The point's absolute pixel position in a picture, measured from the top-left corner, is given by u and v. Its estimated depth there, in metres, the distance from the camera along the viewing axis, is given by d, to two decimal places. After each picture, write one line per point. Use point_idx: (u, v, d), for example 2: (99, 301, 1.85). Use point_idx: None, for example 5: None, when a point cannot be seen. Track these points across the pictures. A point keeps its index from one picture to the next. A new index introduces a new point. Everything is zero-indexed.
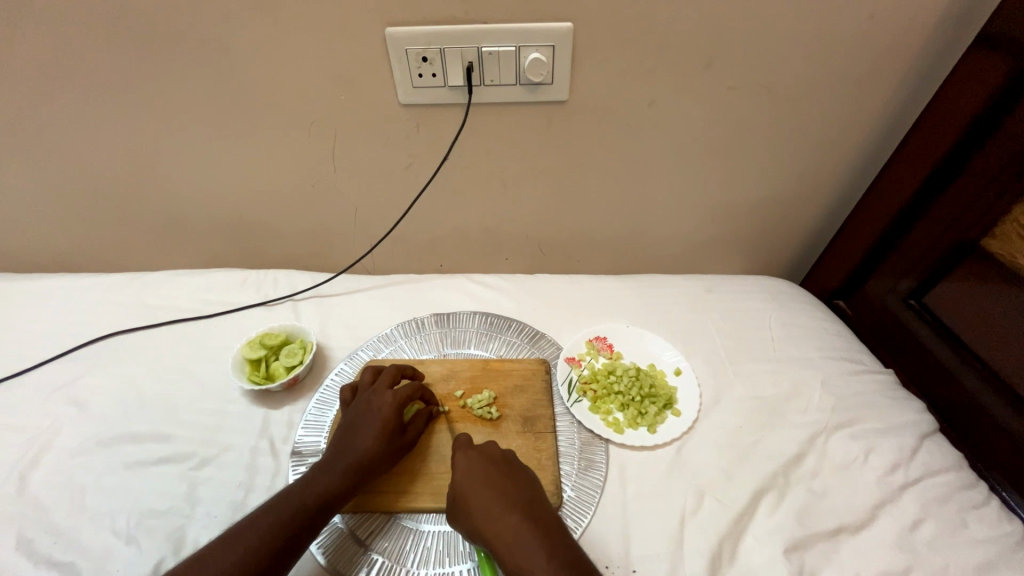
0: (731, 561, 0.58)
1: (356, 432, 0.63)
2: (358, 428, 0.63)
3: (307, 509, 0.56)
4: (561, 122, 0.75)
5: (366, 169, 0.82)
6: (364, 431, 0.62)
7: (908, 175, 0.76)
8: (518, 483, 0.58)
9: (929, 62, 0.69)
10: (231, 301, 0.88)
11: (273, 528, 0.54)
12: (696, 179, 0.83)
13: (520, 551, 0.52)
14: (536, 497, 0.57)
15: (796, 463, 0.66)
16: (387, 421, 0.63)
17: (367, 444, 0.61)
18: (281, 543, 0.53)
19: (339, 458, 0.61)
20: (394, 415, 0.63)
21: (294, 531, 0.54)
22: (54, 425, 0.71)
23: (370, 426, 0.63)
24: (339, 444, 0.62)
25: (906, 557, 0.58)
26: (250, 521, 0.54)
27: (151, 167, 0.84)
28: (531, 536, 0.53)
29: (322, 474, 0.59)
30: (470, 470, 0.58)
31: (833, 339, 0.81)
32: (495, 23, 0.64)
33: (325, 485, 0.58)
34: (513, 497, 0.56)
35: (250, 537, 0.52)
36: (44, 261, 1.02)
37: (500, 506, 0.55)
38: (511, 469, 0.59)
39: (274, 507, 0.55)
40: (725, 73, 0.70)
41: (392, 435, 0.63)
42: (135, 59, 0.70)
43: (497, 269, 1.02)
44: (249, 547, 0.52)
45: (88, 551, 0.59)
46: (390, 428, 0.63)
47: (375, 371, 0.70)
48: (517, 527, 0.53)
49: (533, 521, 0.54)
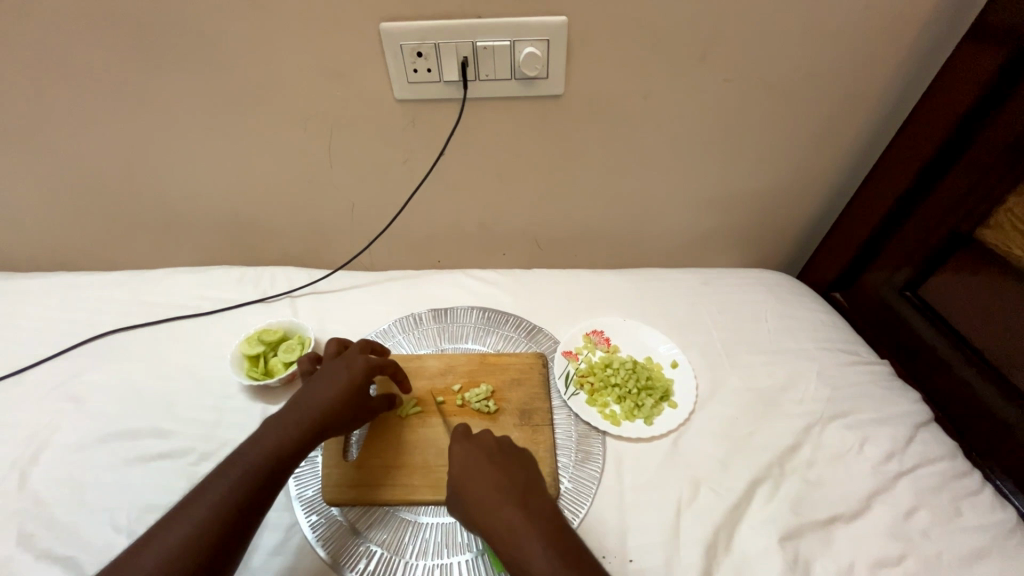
0: (727, 551, 0.58)
1: (315, 391, 0.61)
2: (318, 387, 0.61)
3: (257, 470, 0.54)
4: (557, 116, 0.76)
5: (362, 165, 0.82)
6: (324, 392, 0.61)
7: (902, 168, 0.76)
8: (515, 475, 0.57)
9: (924, 53, 0.69)
10: (230, 298, 0.89)
11: (223, 496, 0.51)
12: (691, 172, 0.84)
13: (518, 545, 0.51)
14: (534, 490, 0.57)
15: (792, 453, 0.66)
16: (351, 383, 0.62)
17: (325, 403, 0.60)
18: (232, 509, 0.51)
19: (294, 413, 0.59)
20: (360, 380, 0.63)
21: (245, 495, 0.52)
22: (53, 421, 0.72)
23: (332, 385, 0.61)
24: (295, 403, 0.60)
25: (900, 544, 0.58)
26: (200, 489, 0.52)
27: (147, 164, 0.84)
28: (529, 529, 0.52)
29: (273, 430, 0.57)
30: (466, 465, 0.58)
31: (830, 330, 0.81)
32: (489, 18, 0.64)
33: (275, 442, 0.56)
34: (509, 490, 0.55)
35: (199, 507, 0.51)
36: (42, 260, 1.02)
37: (496, 499, 0.55)
38: (509, 462, 0.59)
39: (225, 473, 0.53)
40: (719, 66, 0.70)
41: (353, 398, 0.62)
42: (129, 57, 0.70)
43: (494, 264, 1.02)
44: (199, 517, 0.50)
45: (88, 545, 0.59)
46: (352, 391, 0.62)
47: (340, 344, 0.70)
48: (514, 521, 0.53)
49: (530, 514, 0.53)
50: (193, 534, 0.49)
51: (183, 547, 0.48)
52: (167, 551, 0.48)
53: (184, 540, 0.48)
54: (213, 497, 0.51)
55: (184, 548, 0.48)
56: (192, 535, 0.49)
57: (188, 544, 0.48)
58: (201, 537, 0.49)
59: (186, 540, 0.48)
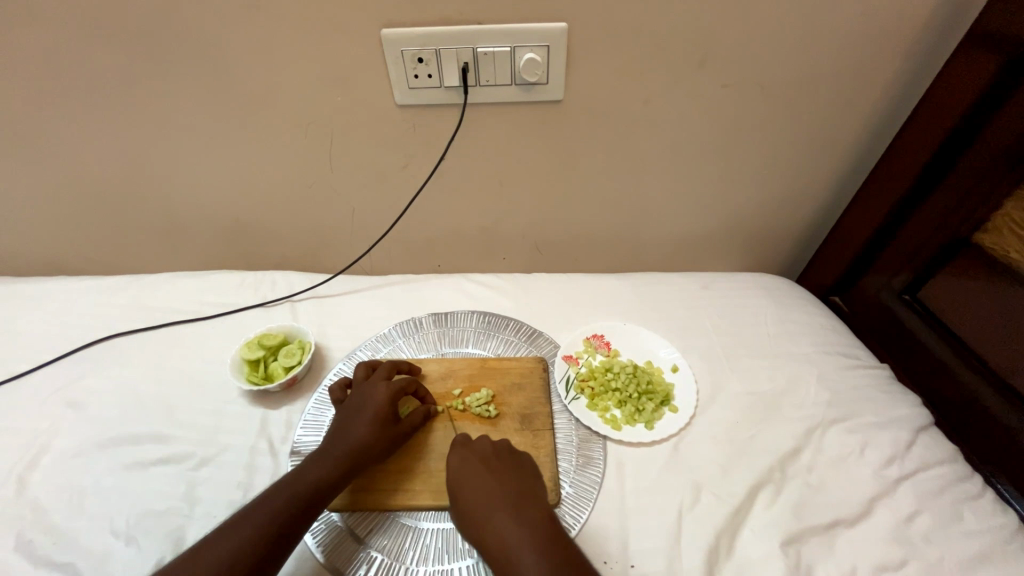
0: (729, 556, 0.58)
1: (349, 423, 0.63)
2: (351, 418, 0.64)
3: (301, 499, 0.56)
4: (556, 121, 0.76)
5: (363, 171, 0.83)
6: (358, 422, 0.63)
7: (899, 174, 0.77)
8: (509, 481, 0.58)
9: (919, 60, 0.70)
10: (229, 303, 0.89)
11: (268, 516, 0.54)
12: (690, 177, 0.84)
13: (507, 551, 0.52)
14: (528, 495, 0.57)
15: (793, 458, 0.66)
16: (382, 411, 0.63)
17: (361, 433, 0.62)
18: (276, 529, 0.53)
19: (331, 446, 0.61)
20: (388, 405, 0.64)
21: (289, 518, 0.54)
22: (52, 427, 0.71)
23: (364, 414, 0.63)
24: (333, 436, 0.62)
25: (904, 548, 0.58)
26: (247, 511, 0.54)
27: (148, 169, 0.84)
28: (518, 535, 0.52)
29: (316, 462, 0.59)
30: (461, 469, 0.59)
31: (830, 335, 0.82)
32: (489, 25, 0.65)
33: (319, 473, 0.58)
34: (504, 499, 0.56)
35: (245, 527, 0.52)
36: (39, 264, 1.02)
37: (489, 504, 0.55)
38: (506, 469, 0.60)
39: (273, 494, 0.56)
40: (717, 73, 0.70)
41: (386, 425, 0.63)
42: (130, 63, 0.70)
43: (494, 269, 1.02)
44: (247, 533, 0.52)
45: (87, 552, 0.59)
46: (383, 416, 0.63)
47: (369, 367, 0.70)
48: (504, 529, 0.53)
49: (520, 521, 0.54)
50: (245, 548, 0.51)
51: (230, 561, 0.50)
52: (213, 561, 0.50)
53: (230, 555, 0.50)
54: (258, 516, 0.53)
55: (230, 565, 0.50)
56: (239, 556, 0.50)
57: (233, 562, 0.50)
58: (247, 554, 0.51)
59: (234, 555, 0.50)
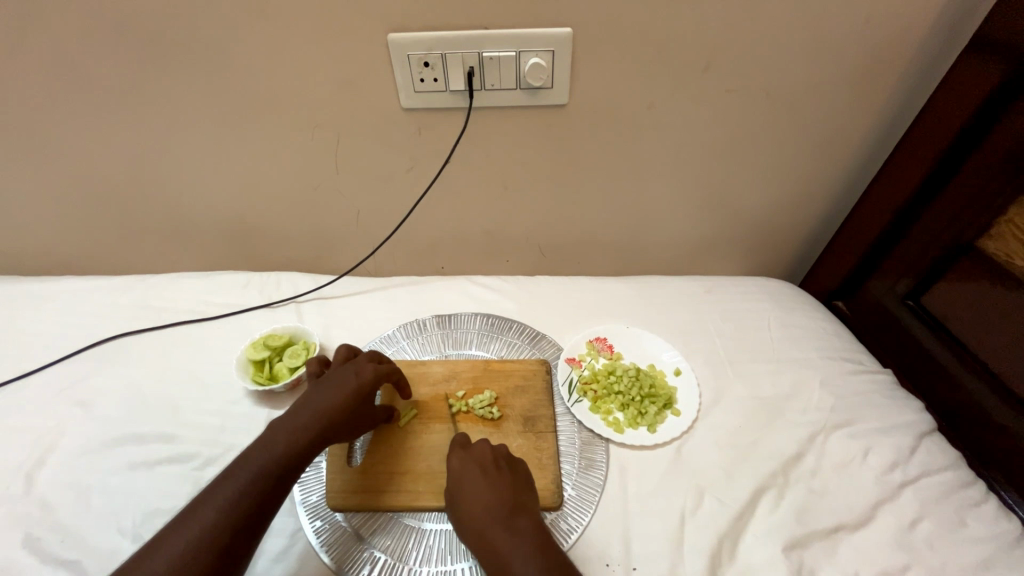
0: (731, 560, 0.58)
1: (325, 393, 0.62)
2: (327, 388, 0.62)
3: (270, 471, 0.55)
4: (561, 125, 0.77)
5: (369, 174, 0.84)
6: (335, 394, 0.61)
7: (901, 181, 0.77)
8: (504, 489, 0.58)
9: (923, 67, 0.70)
10: (235, 303, 0.89)
11: (235, 496, 0.52)
12: (694, 182, 0.85)
13: (502, 559, 0.52)
14: (521, 506, 0.57)
15: (796, 462, 0.66)
16: (361, 391, 0.63)
17: (335, 407, 0.61)
18: (247, 508, 0.52)
19: (303, 412, 0.60)
20: (370, 385, 0.64)
21: (257, 495, 0.53)
22: (60, 425, 0.72)
23: (343, 386, 0.62)
24: (305, 404, 0.61)
25: (905, 554, 0.58)
26: (210, 491, 0.53)
27: (156, 171, 0.85)
28: (515, 547, 0.52)
29: (285, 430, 0.57)
30: (460, 474, 0.59)
31: (833, 340, 0.82)
32: (495, 29, 0.65)
33: (287, 443, 0.57)
34: (498, 506, 0.56)
35: (212, 506, 0.51)
36: (48, 265, 1.04)
37: (485, 511, 0.55)
38: (500, 472, 0.59)
39: (237, 471, 0.54)
40: (721, 78, 0.71)
41: (362, 402, 0.63)
42: (139, 66, 0.71)
43: (498, 271, 1.03)
44: (213, 515, 0.51)
45: (93, 550, 0.60)
46: (360, 396, 0.63)
47: (351, 350, 0.70)
48: (501, 538, 0.53)
49: (515, 529, 0.54)
50: (214, 530, 0.50)
51: (197, 546, 0.49)
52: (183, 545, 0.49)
53: (195, 539, 0.49)
54: (222, 497, 0.52)
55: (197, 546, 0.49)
56: (206, 535, 0.50)
57: (201, 543, 0.49)
58: (216, 534, 0.50)
59: (200, 540, 0.49)
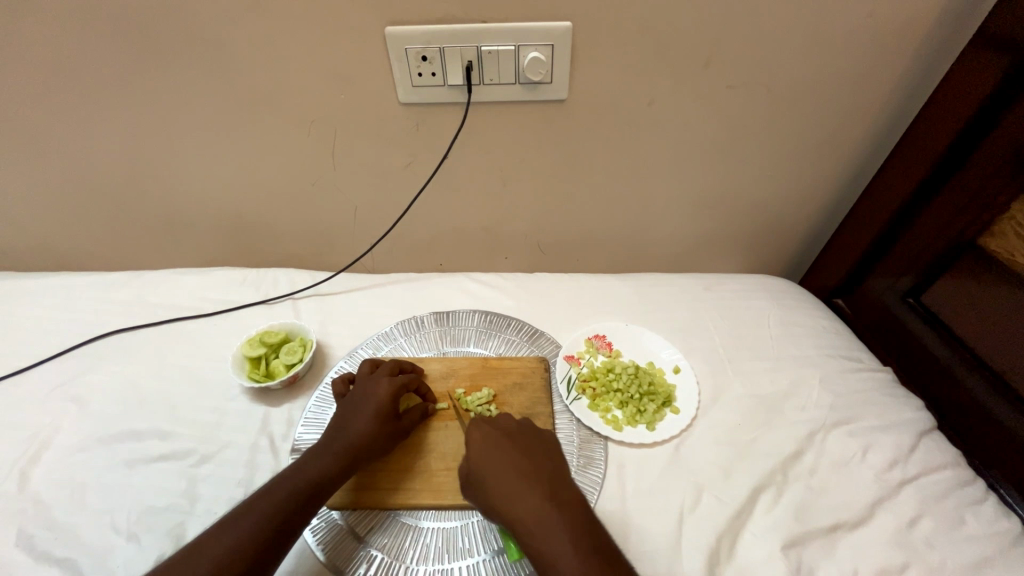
0: (729, 559, 0.58)
1: (352, 416, 0.63)
2: (354, 410, 0.64)
3: (301, 490, 0.56)
4: (560, 121, 0.76)
5: (365, 169, 0.83)
6: (359, 416, 0.63)
7: (902, 178, 0.77)
8: (540, 462, 0.58)
9: (926, 62, 0.69)
10: (231, 299, 0.89)
11: (265, 511, 0.54)
12: (693, 178, 0.84)
13: (541, 530, 0.51)
14: (558, 479, 0.57)
15: (795, 460, 0.66)
16: (383, 406, 0.64)
17: (361, 428, 0.62)
18: (272, 525, 0.53)
19: (335, 440, 0.61)
20: (391, 400, 0.65)
21: (286, 512, 0.54)
22: (53, 422, 0.71)
23: (366, 409, 0.64)
24: (335, 429, 0.63)
25: (904, 554, 0.58)
26: (240, 507, 0.54)
27: (150, 166, 0.84)
28: (553, 516, 0.52)
29: (317, 456, 0.60)
30: (489, 447, 0.59)
31: (833, 337, 0.81)
32: (493, 23, 0.65)
33: (318, 468, 0.58)
34: (534, 478, 0.56)
35: (241, 520, 0.52)
36: (39, 260, 1.02)
37: (520, 486, 0.55)
38: (530, 449, 0.60)
39: (265, 491, 0.55)
40: (722, 74, 0.70)
41: (387, 420, 0.64)
42: (130, 58, 0.70)
43: (496, 267, 1.02)
44: (242, 529, 0.52)
45: (88, 548, 0.59)
46: (383, 412, 0.64)
47: (374, 364, 0.71)
48: (537, 508, 0.53)
49: (554, 502, 0.54)
50: (239, 546, 0.51)
51: (226, 563, 0.50)
52: (212, 557, 0.50)
53: (227, 553, 0.50)
54: (252, 513, 0.53)
55: (227, 561, 0.50)
56: (234, 550, 0.50)
57: (230, 558, 0.50)
58: (243, 548, 0.51)
59: (229, 555, 0.50)
